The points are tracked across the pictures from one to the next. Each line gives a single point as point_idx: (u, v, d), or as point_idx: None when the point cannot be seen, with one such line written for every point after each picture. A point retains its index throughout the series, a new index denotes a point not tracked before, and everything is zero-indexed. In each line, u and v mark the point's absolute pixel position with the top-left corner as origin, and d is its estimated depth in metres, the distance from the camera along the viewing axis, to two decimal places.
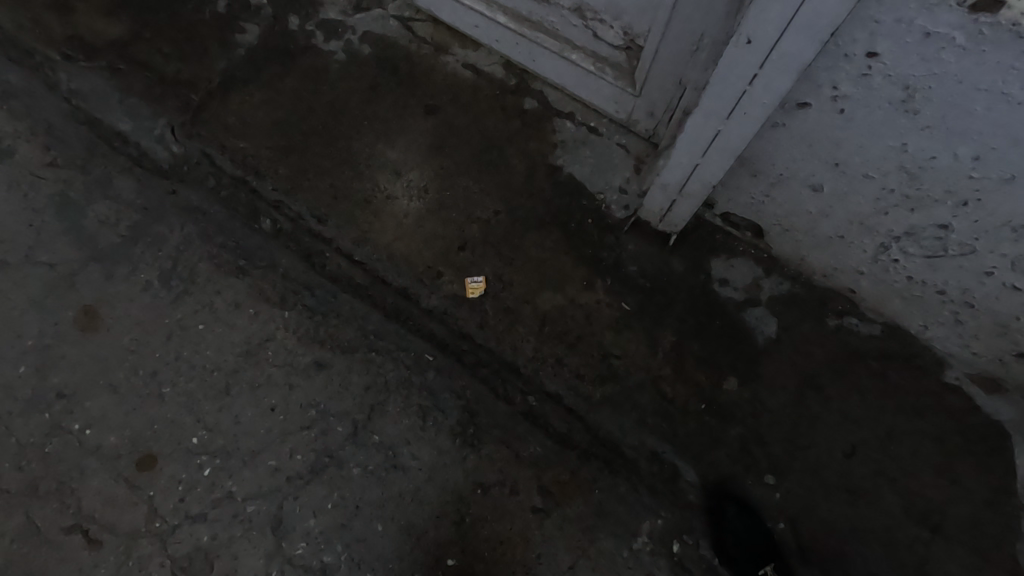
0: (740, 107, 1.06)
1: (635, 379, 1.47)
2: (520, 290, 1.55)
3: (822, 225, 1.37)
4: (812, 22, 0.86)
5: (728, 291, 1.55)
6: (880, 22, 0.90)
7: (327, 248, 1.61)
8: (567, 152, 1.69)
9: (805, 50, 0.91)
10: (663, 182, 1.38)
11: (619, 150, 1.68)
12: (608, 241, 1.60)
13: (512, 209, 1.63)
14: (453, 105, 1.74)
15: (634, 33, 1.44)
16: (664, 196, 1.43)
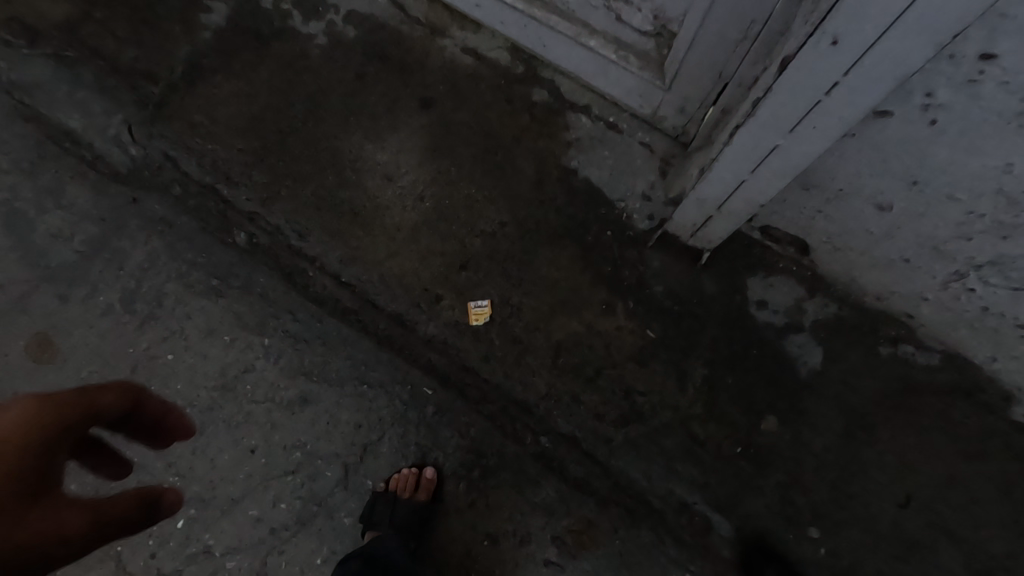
0: (810, 119, 0.85)
1: (661, 419, 1.30)
2: (531, 315, 1.36)
3: (884, 246, 1.17)
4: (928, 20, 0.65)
5: (767, 315, 1.37)
6: (1011, 15, 0.69)
7: (310, 267, 1.42)
8: (582, 152, 1.48)
9: (911, 55, 0.69)
10: (700, 196, 1.18)
11: (642, 150, 1.47)
12: (629, 257, 1.40)
13: (521, 220, 1.43)
14: (451, 98, 1.52)
15: (666, 17, 1.22)
16: (699, 211, 1.23)
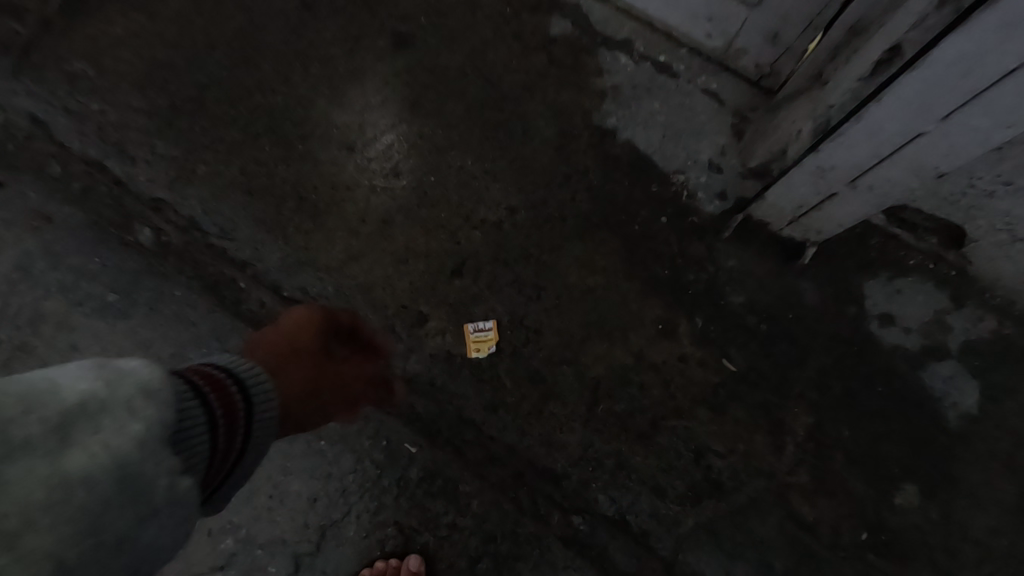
0: None
1: (749, 491, 0.89)
2: (556, 340, 0.95)
3: None
4: None
5: (894, 335, 0.95)
6: None
7: (242, 275, 1.01)
8: (622, 106, 1.05)
9: None
10: (826, 159, 0.79)
11: (708, 101, 1.05)
12: (694, 255, 0.99)
13: (539, 203, 1.01)
14: (437, 32, 1.09)
15: None
16: (815, 187, 0.82)
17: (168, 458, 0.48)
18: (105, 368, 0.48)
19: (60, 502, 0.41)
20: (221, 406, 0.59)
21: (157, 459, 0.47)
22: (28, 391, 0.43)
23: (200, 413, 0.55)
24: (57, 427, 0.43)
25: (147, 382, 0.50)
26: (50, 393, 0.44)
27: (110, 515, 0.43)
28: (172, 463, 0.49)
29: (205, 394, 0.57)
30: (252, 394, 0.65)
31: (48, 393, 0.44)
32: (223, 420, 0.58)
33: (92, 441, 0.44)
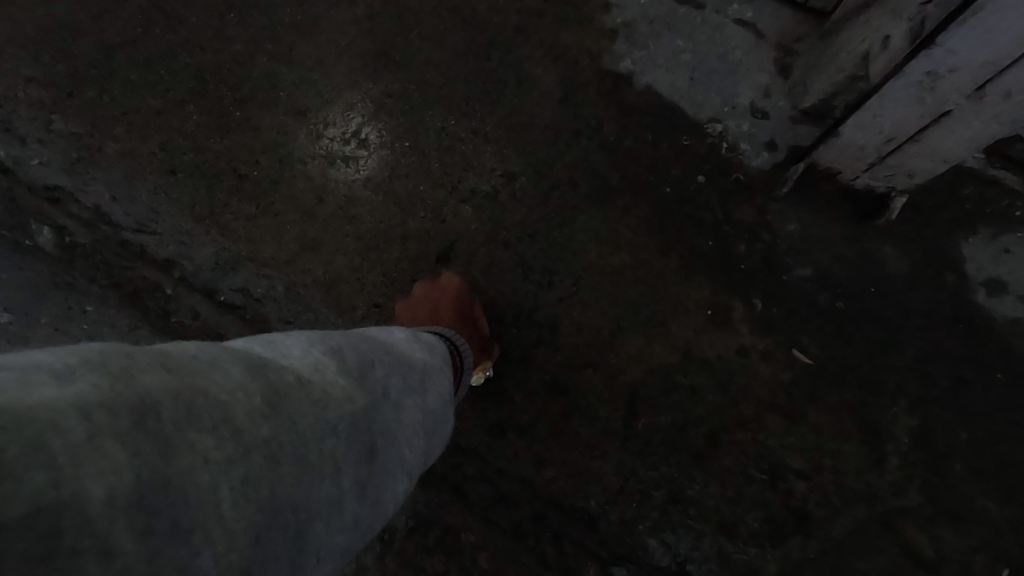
0: None
1: (844, 522, 0.68)
2: (575, 340, 0.74)
3: None
4: None
5: (1012, 306, 0.73)
6: None
7: (173, 280, 0.80)
8: (638, 43, 0.84)
9: None
10: (938, 65, 0.57)
11: (743, 33, 0.83)
12: (743, 219, 0.78)
13: (540, 167, 0.80)
14: None
15: None
16: (919, 105, 0.62)
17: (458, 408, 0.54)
18: (426, 345, 0.56)
19: (431, 432, 0.47)
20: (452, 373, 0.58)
21: (452, 409, 0.53)
22: (386, 344, 0.49)
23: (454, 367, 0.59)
24: (419, 375, 0.49)
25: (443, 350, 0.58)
26: (405, 354, 0.49)
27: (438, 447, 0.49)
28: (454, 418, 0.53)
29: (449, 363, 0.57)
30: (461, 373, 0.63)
31: (397, 350, 0.50)
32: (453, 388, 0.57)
33: (437, 388, 0.51)
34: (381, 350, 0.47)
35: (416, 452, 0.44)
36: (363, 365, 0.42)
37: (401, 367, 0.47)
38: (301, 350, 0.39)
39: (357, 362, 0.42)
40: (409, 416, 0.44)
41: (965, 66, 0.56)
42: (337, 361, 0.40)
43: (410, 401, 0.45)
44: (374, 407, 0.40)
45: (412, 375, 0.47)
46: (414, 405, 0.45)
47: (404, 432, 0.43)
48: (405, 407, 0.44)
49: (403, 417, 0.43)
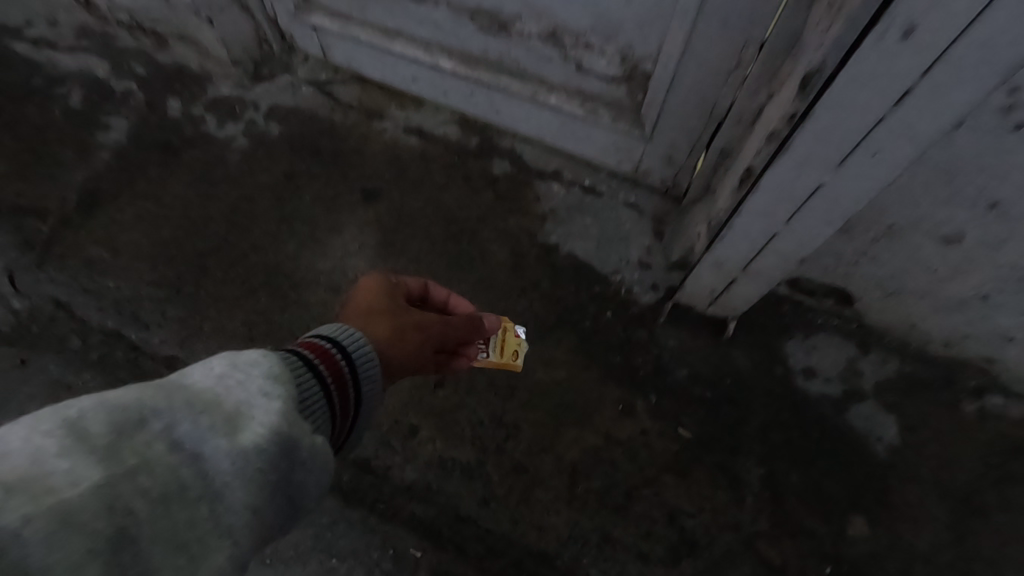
0: (865, 147, 0.65)
1: (721, 544, 1.01)
2: (533, 433, 1.09)
3: (953, 284, 0.95)
4: (991, 49, 0.50)
5: (818, 385, 1.11)
6: None
7: None
8: (560, 224, 1.26)
9: (979, 73, 0.52)
10: (717, 257, 0.97)
11: (630, 212, 1.26)
12: (639, 339, 1.15)
13: (501, 314, 1.18)
14: (401, 186, 1.31)
15: (636, 57, 1.01)
16: (718, 275, 1.01)
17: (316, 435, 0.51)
18: (240, 377, 0.50)
19: (260, 472, 0.45)
20: (327, 367, 0.64)
21: (295, 435, 0.48)
22: (190, 391, 0.47)
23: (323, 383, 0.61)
24: (219, 420, 0.45)
25: (264, 386, 0.50)
26: (209, 396, 0.47)
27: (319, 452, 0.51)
28: (316, 439, 0.51)
29: (313, 361, 0.63)
30: (355, 359, 0.69)
31: (206, 392, 0.47)
32: (332, 381, 0.63)
33: (257, 427, 0.46)
34: (171, 400, 0.45)
35: (214, 514, 0.42)
36: (124, 427, 0.42)
37: (190, 419, 0.45)
38: (20, 441, 0.38)
39: (122, 424, 0.42)
40: (202, 463, 0.43)
41: (728, 260, 0.95)
42: (108, 420, 0.42)
43: (212, 450, 0.44)
44: (128, 478, 0.39)
45: (209, 420, 0.45)
46: (218, 448, 0.44)
47: (199, 484, 0.42)
48: (202, 457, 0.43)
49: (190, 468, 0.42)
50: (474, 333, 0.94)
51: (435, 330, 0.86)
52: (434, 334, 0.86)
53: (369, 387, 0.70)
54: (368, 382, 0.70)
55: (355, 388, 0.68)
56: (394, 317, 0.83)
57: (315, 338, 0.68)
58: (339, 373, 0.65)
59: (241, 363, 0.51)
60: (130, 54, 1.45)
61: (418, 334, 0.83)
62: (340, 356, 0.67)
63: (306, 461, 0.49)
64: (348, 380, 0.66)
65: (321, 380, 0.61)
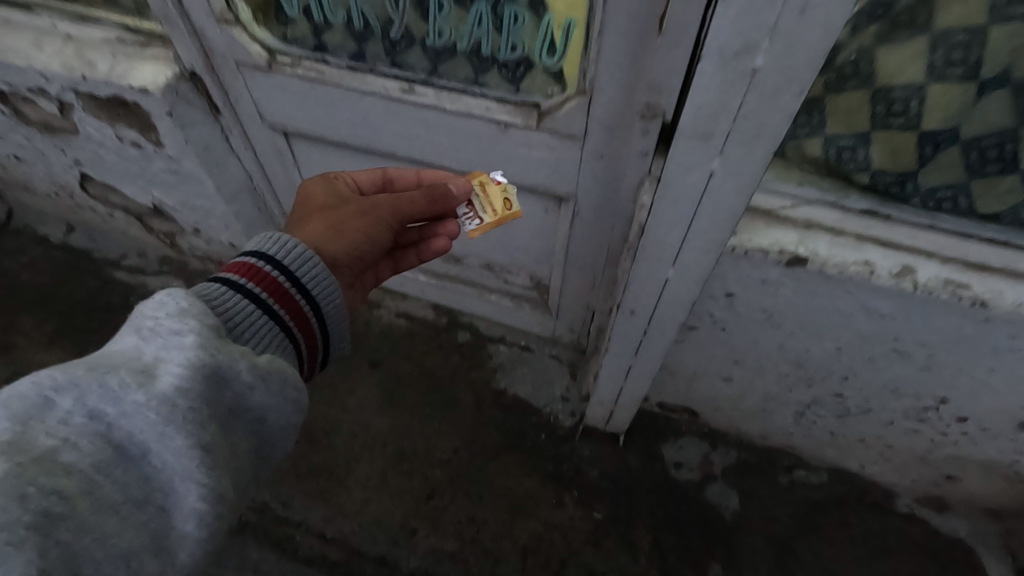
0: (642, 349, 1.27)
1: None
2: (495, 525, 1.59)
3: (744, 402, 1.54)
4: (667, 319, 1.14)
5: (685, 473, 1.66)
6: (749, 280, 1.14)
7: (298, 531, 1.62)
8: (506, 374, 1.84)
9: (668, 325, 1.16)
10: (599, 397, 1.55)
11: (553, 362, 1.85)
12: (564, 451, 1.70)
13: (469, 442, 1.72)
14: (395, 354, 1.89)
15: (539, 276, 1.65)
16: (603, 408, 1.59)
17: (237, 361, 0.70)
18: (154, 329, 0.68)
19: (168, 408, 0.62)
20: (262, 283, 0.87)
21: (196, 364, 0.66)
22: (98, 364, 0.65)
23: (248, 300, 0.84)
24: (129, 376, 0.63)
25: (177, 325, 0.68)
26: (116, 362, 0.65)
27: (270, 378, 0.74)
28: (240, 362, 0.70)
29: (240, 284, 0.85)
30: (287, 265, 0.91)
31: (128, 355, 0.66)
32: (266, 293, 0.87)
33: (171, 368, 0.64)
34: (82, 371, 0.63)
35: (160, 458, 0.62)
36: (39, 418, 0.60)
37: (102, 380, 0.62)
38: None
39: (37, 413, 0.60)
40: (122, 424, 0.62)
41: (605, 399, 1.54)
42: (16, 420, 0.59)
43: (130, 400, 0.62)
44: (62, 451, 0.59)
45: (112, 382, 0.62)
46: (132, 404, 0.62)
47: (123, 447, 0.62)
48: (121, 413, 0.62)
49: (115, 436, 0.62)
50: (430, 203, 1.09)
51: (382, 222, 1.10)
52: (383, 221, 1.09)
53: (317, 288, 0.93)
54: (314, 282, 0.93)
55: (301, 291, 0.91)
56: (333, 215, 1.08)
57: (248, 258, 0.90)
58: (275, 284, 0.89)
59: (163, 304, 0.70)
60: (199, 275, 2.07)
61: (366, 221, 1.08)
62: (270, 268, 0.90)
63: (257, 387, 0.72)
64: (290, 290, 0.90)
65: (258, 299, 0.85)
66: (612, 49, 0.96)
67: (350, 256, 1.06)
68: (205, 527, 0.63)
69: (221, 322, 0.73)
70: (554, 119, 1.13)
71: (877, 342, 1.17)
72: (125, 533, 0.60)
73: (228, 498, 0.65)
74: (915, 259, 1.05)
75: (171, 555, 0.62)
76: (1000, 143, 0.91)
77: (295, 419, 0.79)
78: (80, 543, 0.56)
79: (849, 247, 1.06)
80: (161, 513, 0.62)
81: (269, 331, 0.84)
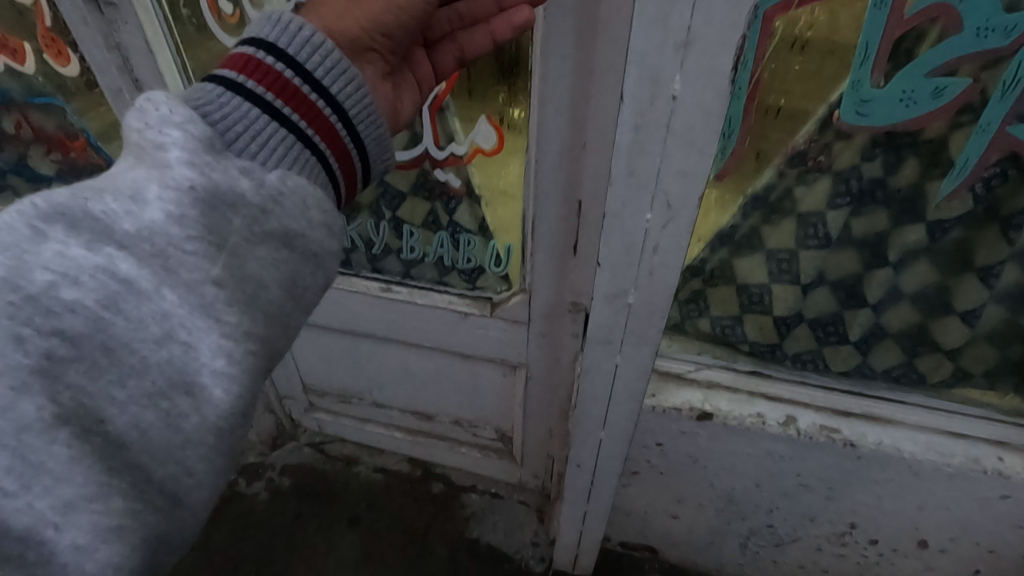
0: (592, 497, 1.47)
1: None
2: None
3: (695, 536, 1.69)
4: (606, 470, 1.36)
5: None
6: (672, 433, 1.38)
7: None
8: (478, 522, 1.96)
9: (609, 475, 1.37)
10: (564, 542, 1.69)
11: (522, 507, 1.99)
12: None
13: None
14: (372, 509, 1.99)
15: (504, 429, 1.85)
16: (567, 553, 1.72)
17: (237, 180, 0.63)
18: (141, 145, 0.62)
19: (165, 241, 0.58)
20: (263, 80, 0.68)
21: (185, 183, 0.60)
22: (94, 183, 0.60)
23: (249, 109, 0.66)
24: (130, 191, 0.58)
25: (159, 138, 0.61)
26: (114, 182, 0.59)
27: (284, 201, 0.66)
28: (240, 180, 0.63)
29: (237, 85, 0.67)
30: (291, 51, 0.68)
31: (124, 174, 0.60)
32: (274, 98, 0.68)
33: (161, 197, 0.59)
34: (66, 197, 0.56)
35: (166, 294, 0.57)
36: (29, 250, 0.52)
37: (87, 206, 0.56)
38: None
39: (24, 244, 0.52)
40: (125, 249, 0.56)
41: (569, 543, 1.68)
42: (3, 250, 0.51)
43: (130, 222, 0.57)
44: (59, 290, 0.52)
45: (115, 204, 0.57)
46: (126, 233, 0.57)
47: (130, 280, 0.56)
48: (118, 241, 0.56)
49: (116, 267, 0.55)
50: None
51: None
52: None
53: (333, 82, 0.71)
54: (330, 74, 0.70)
55: (316, 90, 0.70)
56: None
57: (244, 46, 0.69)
58: (282, 82, 0.68)
59: (148, 110, 0.62)
60: None
61: None
62: (272, 60, 0.68)
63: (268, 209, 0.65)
64: (302, 89, 0.69)
65: (262, 102, 0.67)
66: (541, 265, 1.27)
67: (379, 31, 0.77)
68: (237, 363, 0.61)
69: (213, 135, 0.63)
70: (504, 309, 1.43)
71: (784, 479, 1.39)
72: (143, 377, 0.56)
73: (255, 332, 0.63)
74: (796, 409, 1.31)
75: (203, 393, 0.59)
76: (832, 321, 1.23)
77: (328, 246, 0.71)
78: (96, 386, 0.54)
79: (744, 402, 1.33)
80: (184, 352, 0.58)
81: (278, 138, 0.67)
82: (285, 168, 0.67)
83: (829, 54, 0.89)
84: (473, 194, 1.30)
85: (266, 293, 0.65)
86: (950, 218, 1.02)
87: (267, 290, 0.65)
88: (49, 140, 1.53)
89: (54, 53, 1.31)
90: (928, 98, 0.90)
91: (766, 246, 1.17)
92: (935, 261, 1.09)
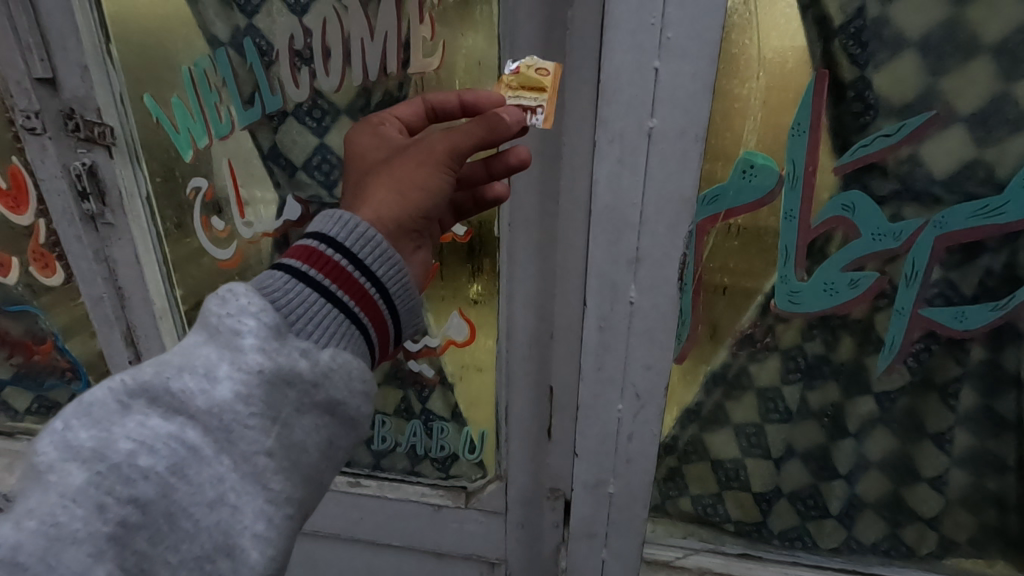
0: None
1: None
2: None
3: None
4: None
5: None
6: None
7: None
8: None
9: None
10: None
11: None
12: None
13: None
14: None
15: None
16: None
17: (297, 361, 0.60)
18: (217, 328, 0.60)
19: (225, 420, 0.56)
20: (322, 268, 0.64)
21: (253, 365, 0.58)
22: (174, 355, 0.59)
23: (312, 295, 0.63)
24: (204, 368, 0.57)
25: (236, 324, 0.59)
26: (190, 358, 0.58)
27: (334, 375, 0.62)
28: (299, 360, 0.60)
29: (301, 273, 0.64)
30: (349, 243, 0.65)
31: (198, 350, 0.59)
32: (332, 283, 0.64)
33: (227, 379, 0.57)
34: (151, 374, 0.56)
35: (225, 462, 0.56)
36: (116, 423, 0.54)
37: (169, 384, 0.56)
38: (48, 463, 0.51)
39: (113, 418, 0.54)
40: (197, 421, 0.56)
41: None
42: (96, 426, 0.53)
43: (202, 401, 0.56)
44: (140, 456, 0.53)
45: (191, 379, 0.56)
46: (198, 409, 0.56)
47: (197, 448, 0.55)
48: (190, 414, 0.56)
49: (186, 436, 0.55)
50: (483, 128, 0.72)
51: (437, 160, 0.72)
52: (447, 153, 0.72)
53: (381, 267, 0.66)
54: (379, 260, 0.66)
55: (367, 274, 0.66)
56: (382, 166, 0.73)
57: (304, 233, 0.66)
58: (338, 270, 0.64)
59: (227, 299, 0.61)
60: None
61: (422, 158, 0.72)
62: (331, 252, 0.65)
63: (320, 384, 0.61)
64: (354, 274, 0.65)
65: (321, 288, 0.64)
66: (517, 451, 1.27)
67: (421, 215, 0.71)
68: (275, 528, 0.57)
69: (280, 318, 0.61)
70: (480, 498, 1.37)
71: None
72: (194, 541, 0.54)
73: (296, 497, 0.60)
74: None
75: (241, 556, 0.55)
76: (811, 494, 1.23)
77: (366, 410, 0.66)
78: (156, 550, 0.53)
79: None
80: (230, 516, 0.55)
81: (333, 318, 0.64)
82: (336, 348, 0.63)
83: (759, 241, 1.03)
84: (446, 381, 1.33)
85: (308, 457, 0.61)
86: (893, 389, 1.10)
87: (308, 455, 0.61)
88: (15, 344, 1.52)
89: (41, 266, 1.37)
90: (846, 287, 1.04)
91: (733, 420, 1.21)
92: (892, 429, 1.14)
